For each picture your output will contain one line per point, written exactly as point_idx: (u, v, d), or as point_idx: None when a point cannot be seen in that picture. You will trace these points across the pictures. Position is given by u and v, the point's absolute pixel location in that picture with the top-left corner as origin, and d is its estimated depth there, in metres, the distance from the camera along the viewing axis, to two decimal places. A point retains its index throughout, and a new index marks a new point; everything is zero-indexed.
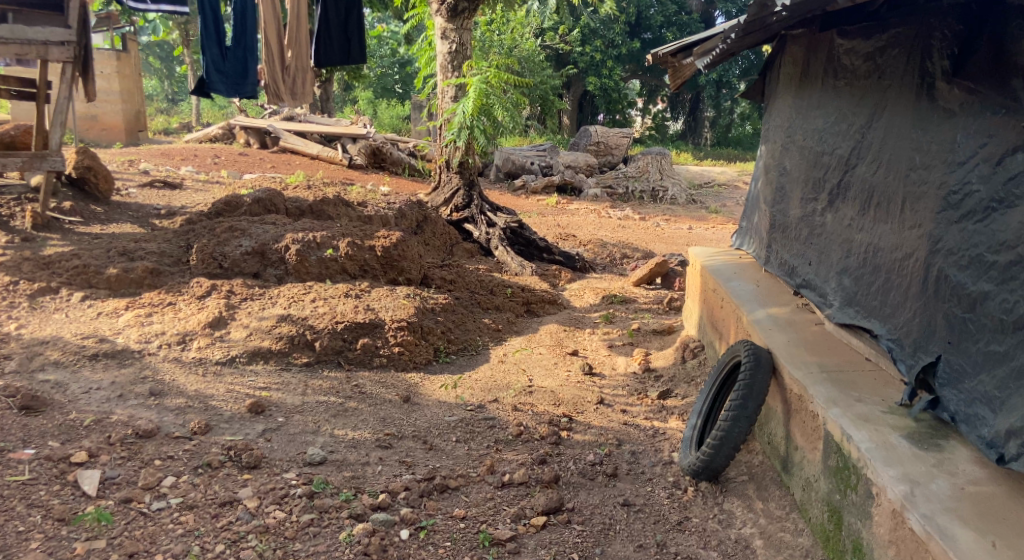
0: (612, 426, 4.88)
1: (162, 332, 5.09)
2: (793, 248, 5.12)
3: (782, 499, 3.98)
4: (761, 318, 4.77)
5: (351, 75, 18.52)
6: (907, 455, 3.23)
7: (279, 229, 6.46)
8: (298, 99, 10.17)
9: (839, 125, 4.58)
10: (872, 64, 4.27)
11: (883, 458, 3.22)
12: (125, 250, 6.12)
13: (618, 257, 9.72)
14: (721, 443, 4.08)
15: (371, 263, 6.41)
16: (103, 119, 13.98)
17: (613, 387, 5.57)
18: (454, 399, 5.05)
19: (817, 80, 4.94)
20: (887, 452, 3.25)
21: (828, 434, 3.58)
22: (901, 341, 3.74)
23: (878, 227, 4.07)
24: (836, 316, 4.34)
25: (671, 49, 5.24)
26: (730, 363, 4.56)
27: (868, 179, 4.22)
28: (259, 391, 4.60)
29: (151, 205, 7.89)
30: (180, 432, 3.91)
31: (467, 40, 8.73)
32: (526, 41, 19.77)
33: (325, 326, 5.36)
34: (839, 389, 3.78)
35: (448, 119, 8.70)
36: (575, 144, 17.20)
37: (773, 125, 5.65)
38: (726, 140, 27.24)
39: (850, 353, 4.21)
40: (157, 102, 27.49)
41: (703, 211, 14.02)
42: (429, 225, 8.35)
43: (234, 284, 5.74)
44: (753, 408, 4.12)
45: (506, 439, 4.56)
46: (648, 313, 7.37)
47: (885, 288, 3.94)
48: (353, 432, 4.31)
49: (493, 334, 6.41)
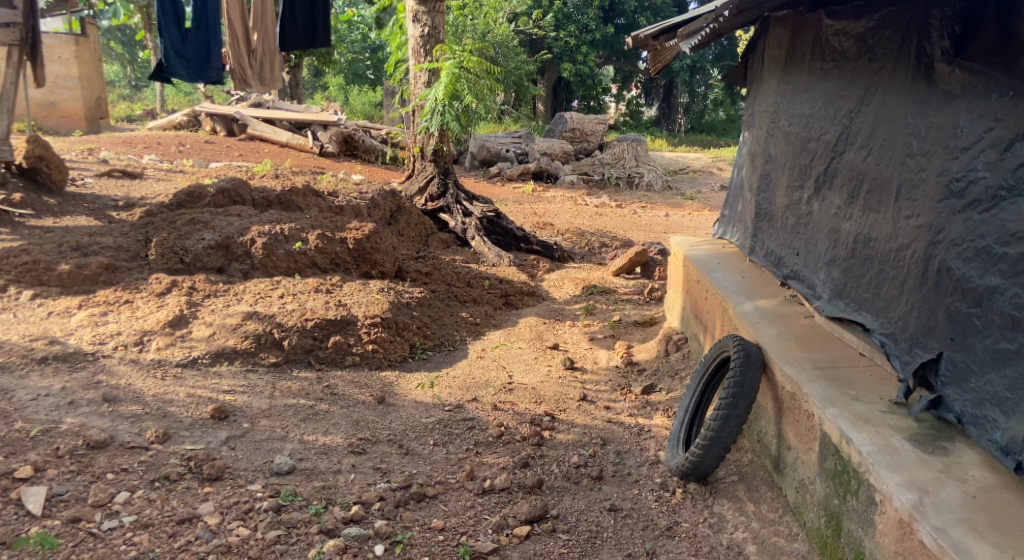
0: (596, 425, 4.68)
1: (118, 332, 4.81)
2: (778, 238, 4.94)
3: (775, 500, 3.80)
4: (748, 311, 4.58)
5: (321, 61, 18.16)
6: (912, 460, 3.05)
7: (244, 221, 6.17)
8: (265, 84, 9.48)
9: (827, 109, 4.38)
10: (863, 45, 4.07)
11: (887, 463, 3.04)
12: (78, 245, 5.79)
13: (597, 246, 9.54)
14: (711, 443, 3.89)
15: (342, 256, 6.17)
16: (62, 107, 13.53)
17: (595, 382, 5.37)
18: (431, 399, 4.83)
19: (803, 63, 4.75)
20: (890, 456, 3.08)
21: (825, 435, 3.39)
22: (896, 336, 3.57)
23: (869, 216, 3.89)
24: (826, 309, 4.16)
25: (653, 32, 5.02)
26: (718, 358, 4.37)
27: (858, 165, 4.04)
28: (223, 395, 4.34)
29: (108, 197, 7.56)
30: (136, 441, 3.66)
31: (440, 23, 8.46)
32: (499, 26, 19.43)
33: (294, 324, 5.11)
34: (834, 387, 3.59)
35: (421, 106, 8.43)
36: (550, 131, 16.98)
37: (757, 111, 5.46)
38: (699, 126, 27.16)
39: (842, 348, 4.02)
40: (118, 90, 26.85)
41: (679, 198, 13.88)
42: (404, 216, 8.11)
43: (197, 280, 5.47)
44: (743, 407, 3.92)
45: (487, 441, 4.35)
46: (628, 305, 7.18)
47: (879, 280, 3.76)
48: (324, 437, 4.08)
49: (471, 329, 6.19)
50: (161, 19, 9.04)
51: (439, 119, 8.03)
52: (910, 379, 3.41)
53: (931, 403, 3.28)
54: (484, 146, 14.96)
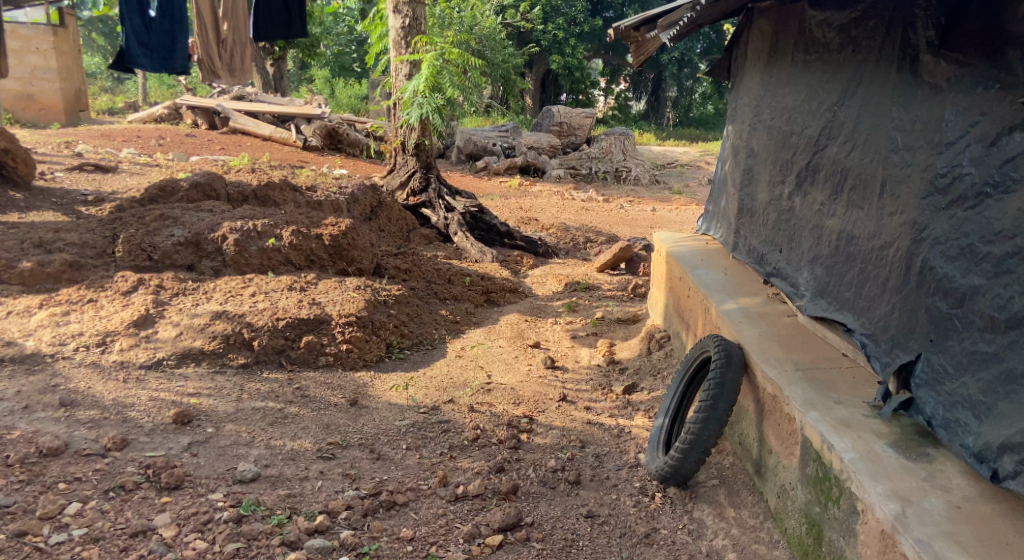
0: (575, 426, 4.56)
1: (80, 333, 4.77)
2: (760, 234, 4.82)
3: (756, 506, 3.66)
4: (730, 310, 4.45)
5: (305, 52, 17.96)
6: (894, 468, 2.94)
7: (216, 217, 6.02)
8: (236, 76, 10.04)
9: (810, 103, 4.25)
10: (847, 36, 3.93)
11: (869, 471, 2.93)
12: (41, 241, 5.63)
13: (582, 242, 9.39)
14: (690, 447, 3.75)
15: (319, 252, 6.03)
16: (41, 99, 13.29)
17: (575, 382, 5.25)
18: (406, 401, 4.69)
19: (786, 55, 4.62)
20: (873, 463, 2.96)
21: (805, 440, 3.27)
22: (876, 337, 3.45)
23: (853, 213, 3.77)
24: (807, 308, 4.04)
25: (633, 23, 4.87)
26: (699, 358, 4.25)
27: (841, 160, 3.92)
28: (188, 398, 4.28)
29: (78, 191, 7.41)
30: (92, 448, 3.66)
31: (422, 14, 8.28)
32: (486, 18, 19.20)
33: (264, 323, 5.00)
34: (816, 389, 3.47)
35: (402, 99, 8.28)
36: (537, 125, 16.78)
37: (740, 104, 5.34)
38: (688, 120, 27.08)
39: (826, 348, 3.90)
40: (100, 81, 26.56)
41: (666, 192, 13.78)
42: (384, 211, 7.97)
43: (165, 277, 5.36)
44: (724, 409, 3.78)
45: (462, 445, 4.22)
46: (611, 301, 7.05)
47: (861, 279, 3.64)
48: (292, 442, 4.00)
49: (450, 327, 6.06)
50: (126, 8, 9.25)
51: (420, 110, 7.79)
52: (891, 382, 3.29)
53: (899, 403, 3.16)
54: (470, 140, 14.77)
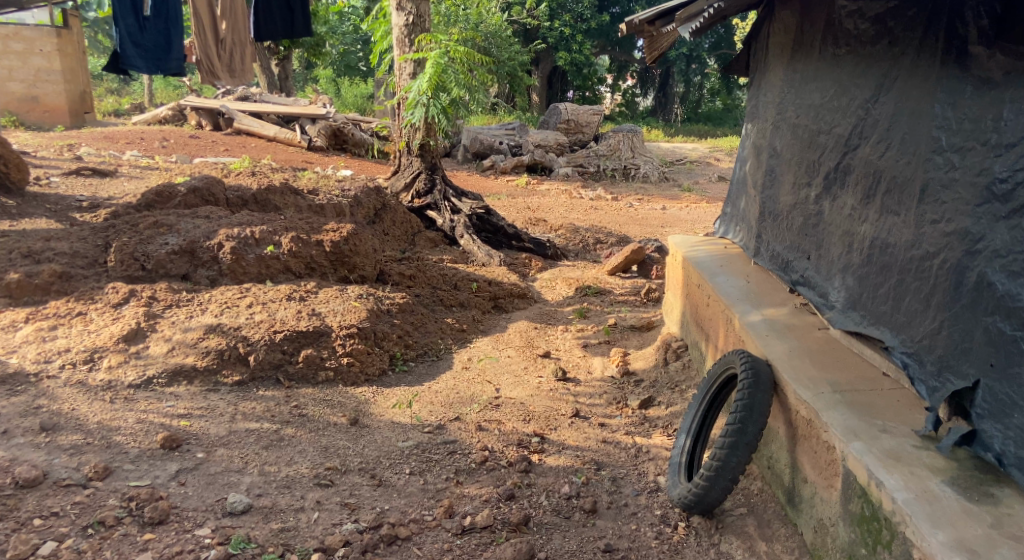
0: (589, 445, 4.29)
1: (67, 349, 4.54)
2: (785, 239, 4.50)
3: (789, 539, 3.38)
4: (755, 322, 4.15)
5: (310, 52, 17.74)
6: (956, 511, 2.69)
7: (212, 223, 5.79)
8: (235, 77, 9.78)
9: (839, 99, 3.94)
10: (882, 27, 3.62)
11: (927, 516, 2.68)
12: (30, 250, 5.39)
13: (592, 243, 9.10)
14: (716, 474, 3.47)
15: (319, 259, 5.79)
16: (45, 101, 13.07)
17: (589, 395, 4.98)
18: (409, 420, 4.42)
19: (812, 49, 4.29)
20: (931, 506, 2.71)
21: (848, 472, 3.00)
22: (921, 357, 3.15)
23: (887, 218, 3.46)
24: (839, 322, 3.72)
25: (649, 16, 4.58)
26: (723, 375, 3.97)
27: (874, 161, 3.59)
28: (178, 420, 4.04)
29: (73, 197, 7.18)
30: (73, 478, 3.44)
31: (426, 11, 8.00)
32: (492, 15, 18.88)
33: (260, 337, 4.76)
34: (858, 415, 3.18)
35: (406, 98, 8.01)
36: (545, 122, 16.47)
37: (761, 101, 5.02)
38: (696, 116, 26.73)
39: (862, 366, 3.59)
40: (107, 83, 26.54)
41: (676, 190, 13.46)
42: (388, 214, 7.72)
43: (157, 289, 5.12)
44: (753, 433, 3.49)
45: (469, 468, 3.96)
46: (624, 307, 6.77)
47: (898, 292, 3.33)
48: (288, 468, 3.75)
49: (456, 336, 5.78)
50: (117, 8, 9.03)
51: (426, 111, 7.58)
52: (942, 408, 3.01)
53: (962, 436, 2.89)
54: (476, 138, 14.50)
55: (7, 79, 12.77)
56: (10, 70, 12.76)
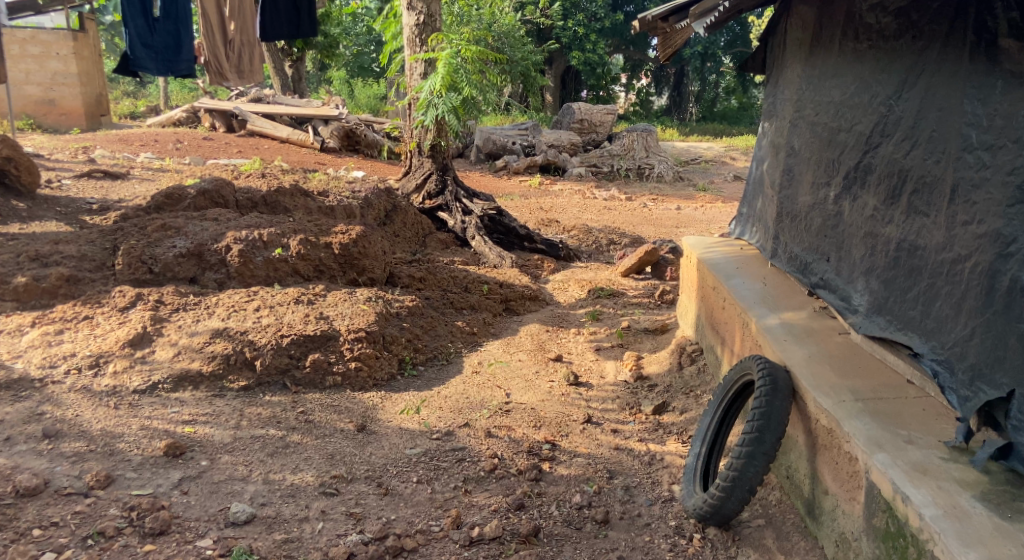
0: (601, 453, 4.19)
1: (73, 353, 4.49)
2: (802, 241, 4.36)
3: (809, 552, 3.27)
4: (772, 327, 4.04)
5: (323, 53, 17.71)
6: (988, 528, 2.57)
7: (220, 226, 5.72)
8: (244, 79, 9.70)
9: (860, 96, 3.81)
10: (906, 21, 3.50)
11: (957, 534, 2.57)
12: (38, 254, 5.35)
13: (605, 243, 9.00)
14: (733, 484, 3.36)
15: (327, 262, 5.72)
16: (62, 104, 13.09)
17: (601, 400, 4.88)
18: (417, 426, 4.33)
19: (831, 44, 4.16)
20: (961, 523, 2.59)
21: (872, 485, 2.88)
22: (952, 365, 3.01)
23: (914, 219, 3.33)
24: (863, 326, 3.59)
25: (662, 12, 4.50)
26: (739, 382, 3.86)
27: (898, 160, 3.46)
28: (183, 426, 3.97)
29: (84, 200, 7.15)
30: (74, 487, 3.38)
31: (437, 11, 7.92)
32: (506, 15, 18.80)
33: (267, 341, 4.69)
34: (882, 425, 3.06)
35: (417, 98, 7.93)
36: (558, 122, 16.36)
37: (779, 98, 4.89)
38: (711, 115, 26.56)
39: (886, 373, 3.47)
40: (124, 86, 26.68)
41: (691, 190, 13.34)
42: (399, 215, 7.65)
43: (165, 292, 5.06)
44: (771, 442, 3.39)
45: (478, 476, 3.87)
46: (637, 309, 6.65)
47: (928, 296, 3.20)
48: (293, 476, 3.68)
49: (467, 339, 5.69)
50: (127, 9, 9.02)
51: (436, 111, 7.50)
52: (973, 419, 2.89)
53: (993, 449, 2.77)
54: (489, 139, 14.42)
55: (24, 82, 12.78)
56: (27, 73, 12.77)
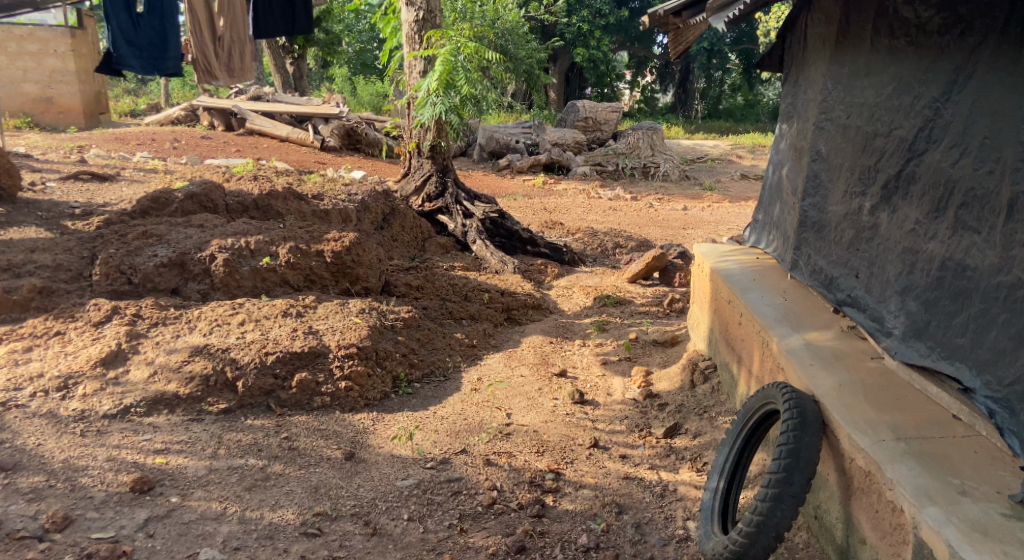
0: (609, 483, 3.85)
1: (40, 374, 4.18)
2: (828, 253, 4.03)
3: None
4: (797, 348, 3.70)
5: (325, 51, 17.37)
6: None
7: (204, 233, 5.40)
8: (234, 77, 9.07)
9: (899, 97, 3.47)
10: (952, 15, 3.18)
11: None
12: (11, 263, 5.03)
13: (610, 247, 8.66)
14: (758, 531, 3.02)
15: (319, 271, 5.39)
16: (60, 102, 12.77)
17: (609, 421, 4.54)
18: (410, 453, 4.00)
19: (861, 40, 3.83)
20: None
21: (922, 544, 2.56)
22: (1012, 404, 2.71)
23: (963, 237, 3.01)
24: (901, 353, 3.26)
25: (674, 7, 4.19)
26: (762, 410, 3.53)
27: (945, 169, 3.14)
28: (153, 457, 3.65)
29: (67, 204, 6.83)
30: (27, 529, 3.10)
31: (436, 6, 7.60)
32: (510, 11, 18.45)
33: (251, 360, 4.37)
34: (930, 471, 2.74)
35: (415, 97, 7.59)
36: (562, 119, 16.01)
37: (801, 98, 4.55)
38: (716, 112, 26.22)
39: (929, 407, 3.14)
40: (125, 84, 26.40)
41: (697, 189, 12.97)
42: (397, 219, 7.33)
43: (143, 305, 4.74)
44: (800, 483, 3.06)
45: (475, 512, 3.55)
46: (646, 319, 6.30)
47: (981, 324, 2.88)
48: (273, 513, 3.37)
49: (465, 352, 5.36)
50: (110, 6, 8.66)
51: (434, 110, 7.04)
52: None
53: None
54: (492, 137, 14.10)
55: (22, 80, 12.49)
56: (25, 70, 12.47)
